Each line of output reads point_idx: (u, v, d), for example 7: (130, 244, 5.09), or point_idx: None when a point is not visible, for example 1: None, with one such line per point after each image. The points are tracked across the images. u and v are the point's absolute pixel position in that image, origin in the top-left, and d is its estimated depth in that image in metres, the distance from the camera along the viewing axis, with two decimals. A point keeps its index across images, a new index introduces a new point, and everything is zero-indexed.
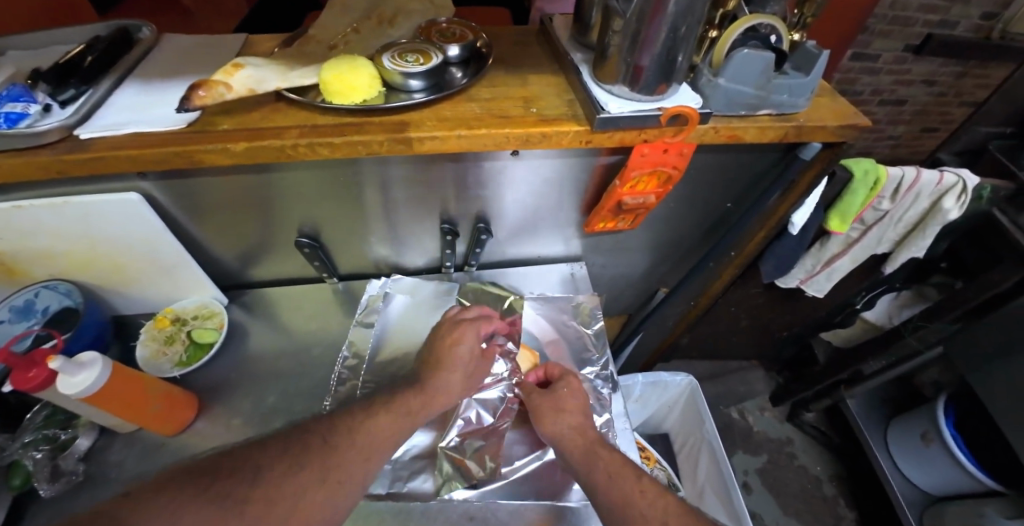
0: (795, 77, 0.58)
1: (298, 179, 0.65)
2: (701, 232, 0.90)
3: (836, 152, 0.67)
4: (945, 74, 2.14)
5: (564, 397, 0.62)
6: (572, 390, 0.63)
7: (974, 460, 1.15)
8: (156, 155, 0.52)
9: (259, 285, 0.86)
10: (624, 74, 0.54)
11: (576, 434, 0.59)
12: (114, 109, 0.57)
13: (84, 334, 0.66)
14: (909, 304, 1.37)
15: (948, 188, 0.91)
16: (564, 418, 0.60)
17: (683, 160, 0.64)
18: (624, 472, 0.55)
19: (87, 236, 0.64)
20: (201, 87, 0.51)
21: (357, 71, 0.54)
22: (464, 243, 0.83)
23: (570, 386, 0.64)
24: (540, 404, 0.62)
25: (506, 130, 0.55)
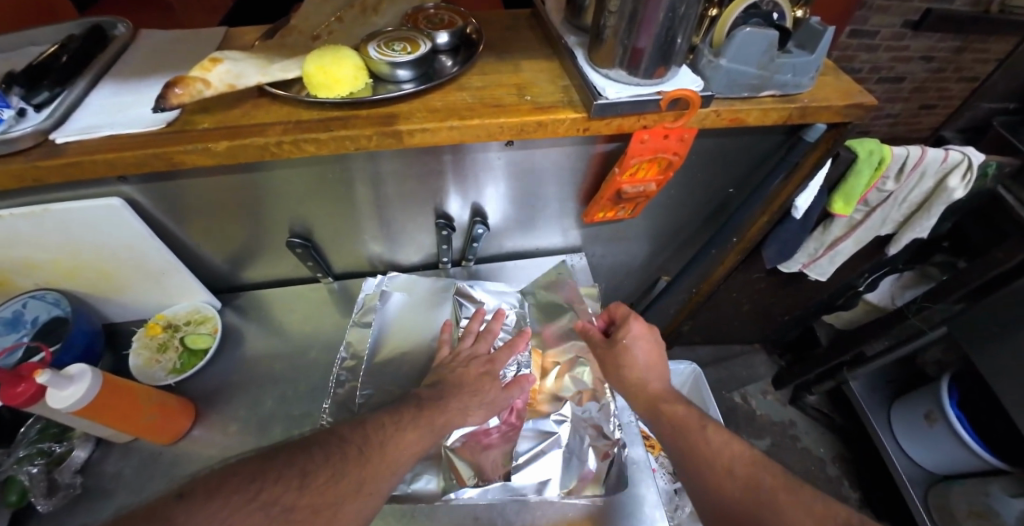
0: (799, 56, 0.56)
1: (285, 177, 0.63)
2: (703, 218, 0.88)
3: (841, 132, 0.65)
4: (943, 50, 2.11)
5: (626, 350, 0.64)
6: (633, 342, 0.65)
7: (977, 438, 1.14)
8: (134, 158, 0.50)
9: (252, 287, 0.84)
10: (621, 58, 0.52)
11: (641, 387, 0.62)
12: (89, 111, 0.54)
13: (74, 344, 0.64)
14: (913, 284, 1.36)
15: (952, 167, 0.90)
16: (633, 372, 0.63)
17: (684, 145, 0.61)
18: (688, 424, 0.57)
19: (71, 243, 0.62)
20: (177, 84, 0.48)
21: (340, 62, 0.52)
22: (460, 238, 0.82)
23: (634, 333, 0.66)
24: (604, 357, 0.66)
25: (500, 120, 0.53)
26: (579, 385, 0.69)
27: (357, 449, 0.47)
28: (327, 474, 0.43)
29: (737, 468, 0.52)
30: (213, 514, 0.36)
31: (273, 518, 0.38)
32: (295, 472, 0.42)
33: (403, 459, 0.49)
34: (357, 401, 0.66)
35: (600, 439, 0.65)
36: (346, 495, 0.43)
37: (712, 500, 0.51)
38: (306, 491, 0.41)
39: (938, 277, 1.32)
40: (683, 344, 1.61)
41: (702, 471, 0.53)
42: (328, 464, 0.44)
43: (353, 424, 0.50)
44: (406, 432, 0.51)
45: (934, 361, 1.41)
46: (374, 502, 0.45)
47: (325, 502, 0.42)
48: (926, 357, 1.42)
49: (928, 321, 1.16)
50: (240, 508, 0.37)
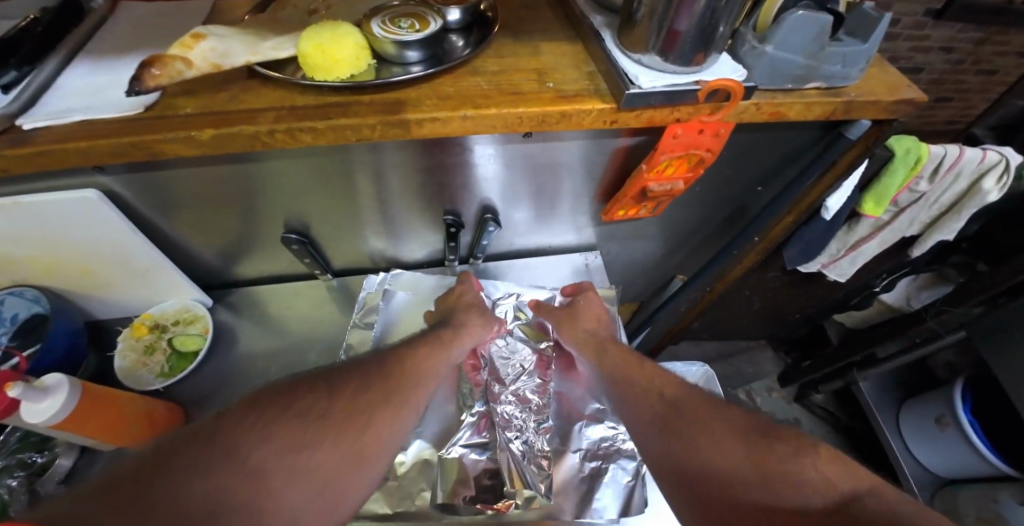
0: (851, 44, 0.50)
1: (282, 169, 0.58)
2: (726, 215, 0.83)
3: (884, 130, 0.60)
4: (964, 40, 1.93)
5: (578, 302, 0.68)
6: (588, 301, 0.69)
7: (989, 444, 1.11)
8: (112, 147, 0.45)
9: (245, 282, 0.79)
10: (655, 39, 0.46)
11: (590, 335, 0.64)
12: (60, 93, 0.49)
13: (54, 345, 0.59)
14: (930, 286, 1.30)
15: (989, 167, 0.85)
16: (577, 322, 0.66)
17: (718, 141, 0.56)
18: (632, 362, 0.58)
19: (48, 239, 0.57)
20: (154, 63, 0.42)
21: (340, 40, 0.46)
22: (469, 234, 0.77)
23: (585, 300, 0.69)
24: (557, 313, 0.68)
25: (519, 109, 0.48)
26: (477, 407, 0.62)
27: (382, 366, 0.48)
28: (354, 385, 0.45)
29: (670, 392, 0.53)
30: (251, 427, 0.38)
31: (310, 425, 0.40)
32: (323, 389, 0.43)
33: (416, 388, 0.48)
34: None
35: (627, 450, 0.62)
36: (379, 400, 0.44)
37: (638, 415, 0.52)
38: (336, 399, 0.43)
39: (957, 279, 1.27)
40: (689, 339, 1.57)
41: (637, 393, 0.54)
42: (355, 378, 0.46)
43: (365, 364, 0.48)
44: (421, 349, 0.53)
45: (945, 363, 1.38)
46: (401, 416, 0.45)
47: (360, 402, 0.43)
48: (938, 359, 1.39)
49: (945, 325, 1.12)
50: (270, 421, 0.39)
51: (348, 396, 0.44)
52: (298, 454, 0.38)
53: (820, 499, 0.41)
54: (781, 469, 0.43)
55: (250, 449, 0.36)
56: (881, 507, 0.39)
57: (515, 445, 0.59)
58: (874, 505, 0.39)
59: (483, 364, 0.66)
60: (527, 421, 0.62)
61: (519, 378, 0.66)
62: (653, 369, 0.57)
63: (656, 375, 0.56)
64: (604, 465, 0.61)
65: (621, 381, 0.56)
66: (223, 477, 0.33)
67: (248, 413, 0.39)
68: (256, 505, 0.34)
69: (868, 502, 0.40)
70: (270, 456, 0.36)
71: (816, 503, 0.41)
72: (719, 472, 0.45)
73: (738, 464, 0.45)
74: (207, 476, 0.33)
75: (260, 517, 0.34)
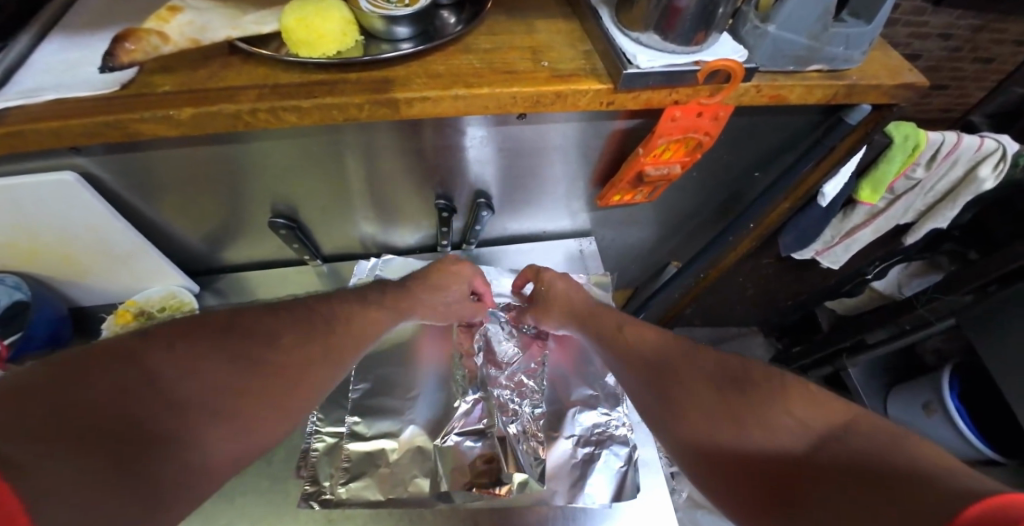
0: (855, 26, 0.49)
1: (270, 149, 0.56)
2: (722, 201, 0.82)
3: (884, 115, 0.59)
4: (962, 28, 1.89)
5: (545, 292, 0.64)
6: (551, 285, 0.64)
7: (975, 429, 1.14)
8: (88, 126, 0.43)
9: (232, 268, 0.78)
10: (655, 18, 0.45)
11: (568, 302, 0.62)
12: (32, 70, 0.46)
13: (35, 333, 0.59)
14: (921, 274, 1.31)
15: (986, 155, 0.85)
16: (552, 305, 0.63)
17: (717, 125, 0.55)
18: (634, 324, 0.57)
19: (26, 223, 0.55)
20: (128, 38, 0.40)
21: (325, 14, 0.44)
22: (460, 220, 0.75)
23: (552, 278, 0.65)
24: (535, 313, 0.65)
25: (513, 89, 0.46)
26: (473, 392, 0.63)
27: (330, 319, 0.49)
28: (300, 333, 0.45)
29: (654, 349, 0.52)
30: (177, 354, 0.37)
31: (246, 365, 0.40)
32: (268, 330, 0.44)
33: (358, 347, 0.49)
34: (351, 396, 0.62)
35: (617, 435, 0.62)
36: (320, 353, 0.45)
37: (631, 379, 0.51)
38: (278, 346, 0.43)
39: (948, 267, 1.27)
40: (682, 325, 1.57)
41: (622, 358, 0.53)
42: (300, 326, 0.46)
43: (309, 310, 0.48)
44: (373, 310, 0.53)
45: (934, 349, 1.36)
46: (338, 373, 0.47)
47: (299, 354, 0.44)
48: (926, 344, 1.38)
49: (935, 311, 1.13)
50: (204, 350, 0.38)
51: (288, 342, 0.44)
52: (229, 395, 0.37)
53: (804, 440, 0.38)
54: (756, 417, 0.41)
55: (176, 379, 0.35)
56: (863, 438, 0.36)
57: (512, 426, 0.60)
58: (853, 442, 0.35)
59: (476, 348, 0.66)
60: (521, 405, 0.62)
61: (513, 361, 0.67)
62: (631, 327, 0.56)
63: (636, 334, 0.55)
64: (597, 451, 0.61)
65: (612, 344, 0.55)
66: (144, 395, 0.32)
67: (183, 339, 0.38)
68: (178, 436, 0.33)
69: (850, 439, 0.36)
70: (204, 391, 0.36)
71: (794, 443, 0.38)
72: (704, 424, 0.43)
73: (723, 416, 0.43)
74: (128, 391, 0.31)
75: (177, 444, 0.32)
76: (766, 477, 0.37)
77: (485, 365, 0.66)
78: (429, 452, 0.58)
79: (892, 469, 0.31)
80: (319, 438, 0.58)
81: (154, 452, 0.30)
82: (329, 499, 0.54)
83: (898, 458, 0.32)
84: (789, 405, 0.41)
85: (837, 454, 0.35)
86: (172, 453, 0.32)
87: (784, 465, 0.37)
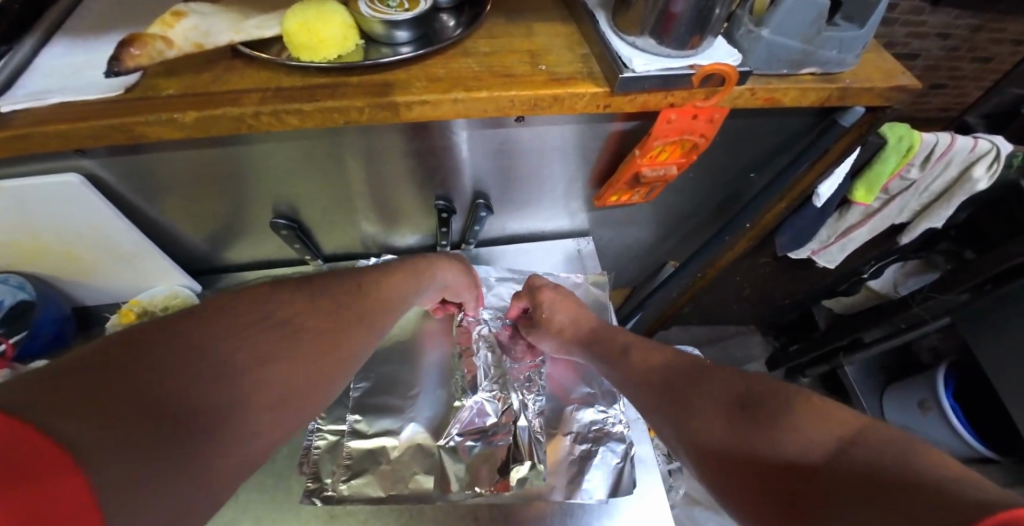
0: (848, 30, 0.49)
1: (269, 151, 0.56)
2: (719, 201, 0.83)
3: (878, 116, 0.60)
4: (960, 27, 1.89)
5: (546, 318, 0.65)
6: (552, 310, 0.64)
7: (970, 427, 1.14)
8: (93, 129, 0.44)
9: (233, 268, 0.78)
10: (651, 23, 0.45)
11: (566, 332, 0.63)
12: (38, 74, 0.47)
13: (42, 331, 0.60)
14: (917, 273, 1.32)
15: (981, 155, 0.85)
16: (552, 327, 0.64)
17: (712, 127, 0.56)
18: (640, 342, 0.57)
19: (32, 224, 0.56)
20: (134, 43, 0.41)
21: (326, 19, 0.45)
22: (461, 219, 0.76)
23: (550, 302, 0.65)
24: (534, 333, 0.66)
25: (512, 92, 0.47)
26: (471, 393, 0.63)
27: (359, 286, 0.50)
28: (330, 303, 0.46)
29: (665, 364, 0.52)
30: (222, 324, 0.36)
31: (286, 334, 0.40)
32: (303, 300, 0.44)
33: (387, 314, 0.51)
34: (352, 395, 0.62)
35: (612, 433, 0.63)
36: (351, 322, 0.46)
37: (640, 399, 0.51)
38: (314, 314, 0.43)
39: (944, 266, 1.28)
40: (680, 325, 1.58)
41: (628, 382, 0.53)
42: (332, 296, 0.46)
43: (342, 282, 0.49)
44: (395, 273, 0.55)
45: (930, 348, 1.40)
46: (365, 344, 0.47)
47: (333, 322, 0.44)
48: (923, 344, 1.41)
49: (931, 311, 1.14)
50: (246, 321, 0.38)
51: (324, 312, 0.44)
52: (266, 396, 0.36)
53: (818, 449, 0.35)
54: (773, 420, 0.39)
55: (224, 352, 0.34)
56: (880, 447, 0.33)
57: (519, 419, 0.62)
58: (862, 455, 0.33)
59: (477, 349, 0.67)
60: (526, 398, 0.64)
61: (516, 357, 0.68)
62: (635, 348, 0.56)
63: (644, 355, 0.55)
64: (594, 448, 0.62)
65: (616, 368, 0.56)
66: (195, 364, 0.32)
67: (227, 312, 0.38)
68: (230, 406, 0.32)
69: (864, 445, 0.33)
70: (248, 361, 0.35)
71: (818, 447, 0.35)
72: (717, 433, 0.42)
73: (731, 428, 0.41)
74: (181, 363, 0.31)
75: (229, 415, 0.32)
76: (773, 484, 0.35)
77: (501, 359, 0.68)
78: (427, 449, 0.59)
79: (905, 475, 0.29)
80: (320, 436, 0.59)
81: (207, 422, 0.30)
82: (332, 496, 0.55)
83: (909, 466, 0.30)
84: (803, 413, 0.39)
85: (852, 464, 0.32)
86: (225, 423, 0.32)
87: (795, 472, 0.35)
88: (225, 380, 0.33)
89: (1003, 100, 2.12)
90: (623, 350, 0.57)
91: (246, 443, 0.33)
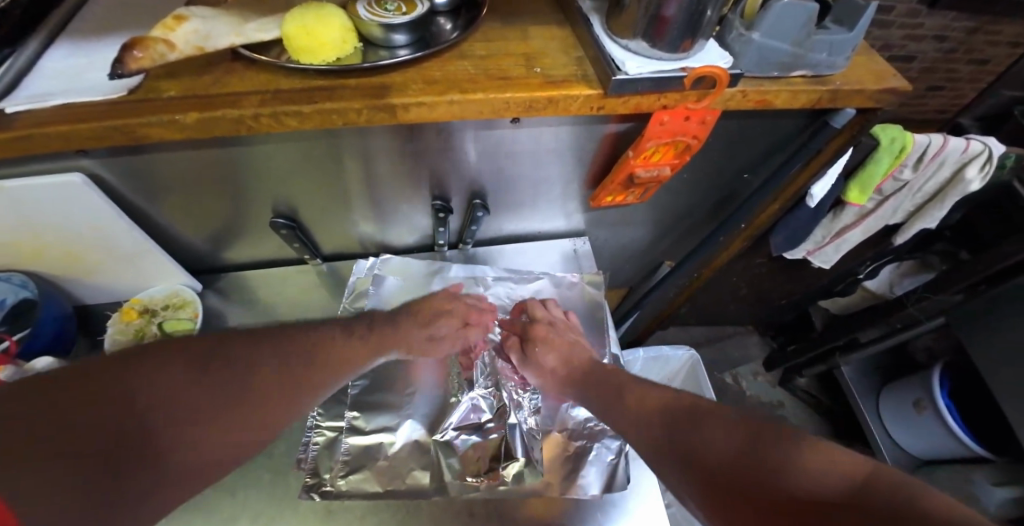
0: (838, 33, 0.50)
1: (268, 152, 0.57)
2: (714, 202, 0.83)
3: (869, 119, 0.61)
4: (956, 29, 1.90)
5: (537, 358, 0.62)
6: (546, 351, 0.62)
7: (964, 426, 1.15)
8: (94, 131, 0.44)
9: (233, 267, 0.79)
10: (643, 27, 0.46)
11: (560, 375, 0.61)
12: (41, 76, 0.48)
13: (43, 329, 0.60)
14: (913, 273, 1.32)
15: (973, 157, 0.86)
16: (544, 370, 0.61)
17: (704, 128, 0.57)
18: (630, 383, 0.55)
19: (35, 224, 0.57)
20: (136, 46, 0.41)
21: (326, 22, 0.46)
22: (458, 219, 0.77)
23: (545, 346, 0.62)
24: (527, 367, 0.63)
25: (507, 94, 0.48)
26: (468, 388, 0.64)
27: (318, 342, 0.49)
28: (285, 355, 0.46)
29: (660, 403, 0.50)
30: (160, 374, 0.38)
31: (226, 386, 0.41)
32: (259, 351, 0.45)
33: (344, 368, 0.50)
34: (350, 392, 0.62)
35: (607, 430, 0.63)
36: (303, 378, 0.46)
37: (639, 439, 0.49)
38: (265, 366, 0.44)
39: (939, 267, 1.29)
40: (677, 325, 1.59)
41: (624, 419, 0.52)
42: (289, 348, 0.47)
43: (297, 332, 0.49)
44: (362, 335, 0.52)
45: (925, 348, 1.41)
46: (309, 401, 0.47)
47: (283, 375, 0.45)
48: (918, 343, 1.42)
49: (924, 311, 1.17)
50: (190, 372, 0.40)
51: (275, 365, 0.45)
52: (172, 443, 0.37)
53: (834, 486, 0.36)
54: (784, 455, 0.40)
55: (145, 402, 0.36)
56: (889, 485, 0.35)
57: (514, 415, 0.62)
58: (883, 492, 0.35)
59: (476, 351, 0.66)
60: (521, 397, 0.64)
61: None
62: (629, 386, 0.54)
63: (638, 395, 0.53)
64: (590, 444, 0.62)
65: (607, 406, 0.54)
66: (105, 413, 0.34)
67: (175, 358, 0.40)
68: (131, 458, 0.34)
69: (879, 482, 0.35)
70: (167, 411, 0.37)
71: (832, 484, 0.37)
72: (725, 461, 0.42)
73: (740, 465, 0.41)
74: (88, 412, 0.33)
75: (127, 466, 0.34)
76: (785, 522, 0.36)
77: (495, 358, 0.67)
78: (422, 444, 0.60)
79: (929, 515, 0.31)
80: (319, 432, 0.60)
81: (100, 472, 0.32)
82: (330, 491, 0.56)
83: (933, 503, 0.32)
84: (810, 448, 0.40)
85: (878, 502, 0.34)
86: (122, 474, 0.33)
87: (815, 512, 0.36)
88: (130, 429, 0.34)
89: (998, 101, 2.13)
90: (620, 379, 0.57)
91: (186, 458, 0.37)
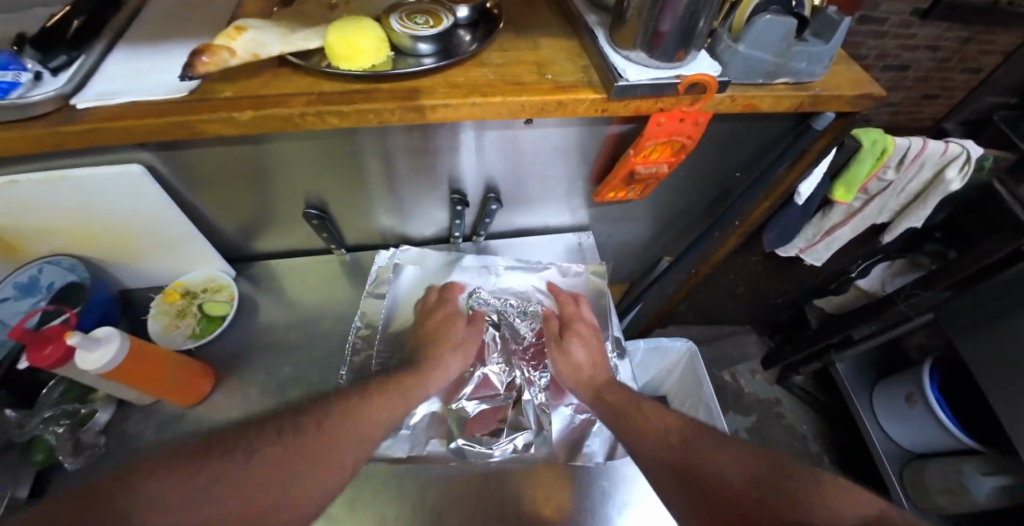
0: (815, 45, 0.57)
1: (305, 147, 0.64)
2: (710, 199, 0.89)
3: (848, 121, 0.67)
4: (948, 39, 1.97)
5: (561, 352, 0.68)
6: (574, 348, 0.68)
7: (953, 418, 1.20)
8: (159, 125, 0.51)
9: (261, 257, 0.85)
10: (642, 39, 0.53)
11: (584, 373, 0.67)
12: (109, 77, 0.54)
13: (94, 308, 0.66)
14: (903, 272, 1.38)
15: (952, 159, 0.91)
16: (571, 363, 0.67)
17: (698, 129, 0.63)
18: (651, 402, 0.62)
19: (92, 212, 0.63)
20: (204, 52, 0.48)
21: (364, 33, 0.52)
22: (473, 213, 0.83)
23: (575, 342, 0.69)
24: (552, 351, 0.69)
25: (523, 98, 0.54)
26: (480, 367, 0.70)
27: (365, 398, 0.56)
28: None
29: (672, 427, 0.57)
30: None
31: None
32: None
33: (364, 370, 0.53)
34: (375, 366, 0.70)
35: None
36: None
37: (650, 456, 0.55)
38: None
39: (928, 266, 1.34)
40: (678, 324, 1.64)
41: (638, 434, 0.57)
42: None
43: None
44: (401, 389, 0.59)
45: (918, 345, 1.44)
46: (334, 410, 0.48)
47: None
48: (910, 341, 1.45)
49: (914, 308, 1.21)
50: None
51: None
52: None
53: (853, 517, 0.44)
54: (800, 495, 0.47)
55: None
56: None
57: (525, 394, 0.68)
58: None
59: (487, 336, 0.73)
60: (532, 375, 0.70)
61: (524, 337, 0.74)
62: (646, 406, 0.61)
63: (653, 414, 0.59)
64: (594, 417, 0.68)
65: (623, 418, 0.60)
66: None
67: None
68: None
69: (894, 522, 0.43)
70: None
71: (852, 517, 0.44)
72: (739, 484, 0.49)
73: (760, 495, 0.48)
74: None
75: None
76: None
77: (506, 339, 0.73)
78: (441, 415, 0.66)
79: None
80: None
81: None
82: None
83: None
84: (828, 487, 0.47)
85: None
86: None
87: None
88: None
89: None
90: (634, 397, 0.63)
91: None
